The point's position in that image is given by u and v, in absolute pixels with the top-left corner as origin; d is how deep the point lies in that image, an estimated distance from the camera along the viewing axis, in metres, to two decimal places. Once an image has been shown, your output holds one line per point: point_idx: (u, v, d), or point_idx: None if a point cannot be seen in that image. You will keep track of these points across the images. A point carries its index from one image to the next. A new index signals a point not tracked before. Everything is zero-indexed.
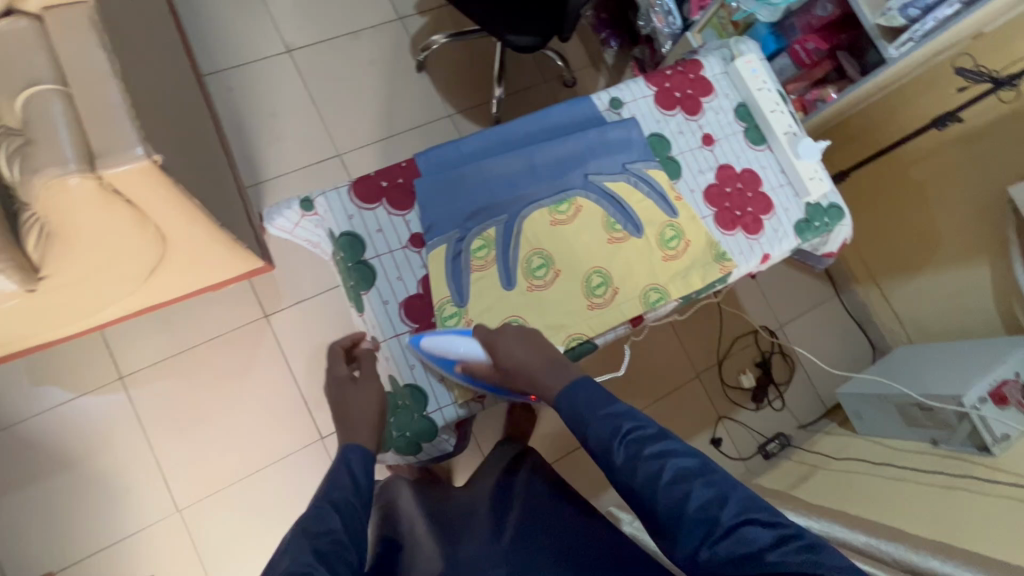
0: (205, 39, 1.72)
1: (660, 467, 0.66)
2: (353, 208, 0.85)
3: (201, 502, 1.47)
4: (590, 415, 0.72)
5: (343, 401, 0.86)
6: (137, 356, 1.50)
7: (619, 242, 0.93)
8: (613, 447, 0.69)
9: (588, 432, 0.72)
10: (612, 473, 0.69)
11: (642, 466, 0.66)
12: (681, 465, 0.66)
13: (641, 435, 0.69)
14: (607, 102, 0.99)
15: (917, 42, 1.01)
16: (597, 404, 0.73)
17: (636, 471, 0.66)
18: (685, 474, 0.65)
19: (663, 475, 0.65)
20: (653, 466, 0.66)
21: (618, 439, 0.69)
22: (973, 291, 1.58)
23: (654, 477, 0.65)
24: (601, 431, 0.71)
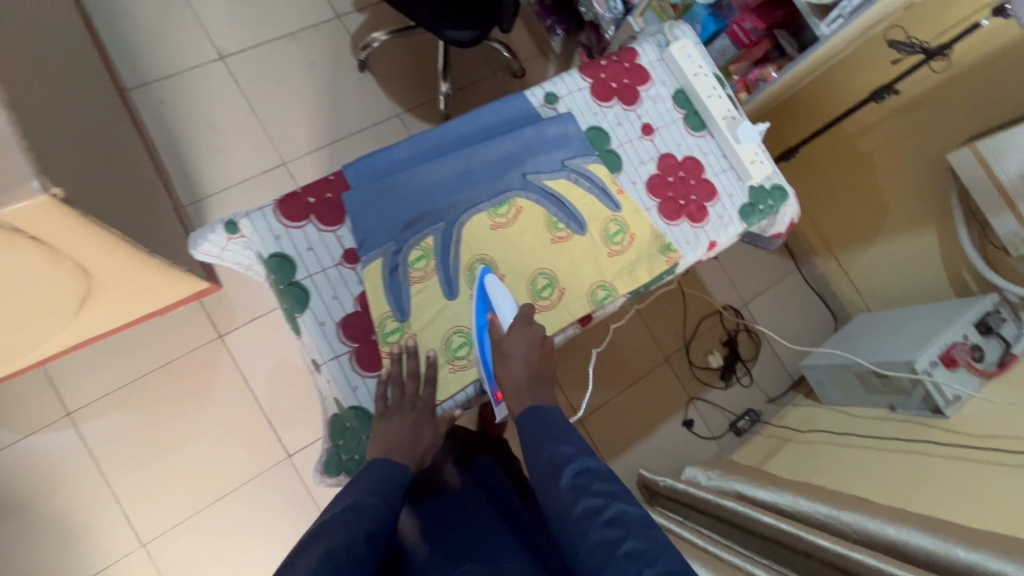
0: (130, 50, 1.63)
1: (601, 505, 0.63)
2: (280, 228, 0.81)
3: (167, 533, 1.42)
4: (547, 434, 0.72)
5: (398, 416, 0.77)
6: (85, 389, 1.44)
7: (563, 241, 0.91)
8: (560, 470, 0.67)
9: (541, 446, 0.71)
10: (551, 496, 0.67)
11: (584, 500, 0.64)
12: (623, 509, 0.63)
13: (591, 469, 0.67)
14: (542, 98, 0.97)
15: (847, 18, 1.01)
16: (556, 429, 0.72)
17: (576, 503, 0.64)
18: (624, 520, 0.62)
19: (602, 514, 0.63)
20: (595, 501, 0.64)
21: (568, 462, 0.68)
22: (924, 256, 1.62)
23: (592, 510, 0.63)
24: (554, 454, 0.69)
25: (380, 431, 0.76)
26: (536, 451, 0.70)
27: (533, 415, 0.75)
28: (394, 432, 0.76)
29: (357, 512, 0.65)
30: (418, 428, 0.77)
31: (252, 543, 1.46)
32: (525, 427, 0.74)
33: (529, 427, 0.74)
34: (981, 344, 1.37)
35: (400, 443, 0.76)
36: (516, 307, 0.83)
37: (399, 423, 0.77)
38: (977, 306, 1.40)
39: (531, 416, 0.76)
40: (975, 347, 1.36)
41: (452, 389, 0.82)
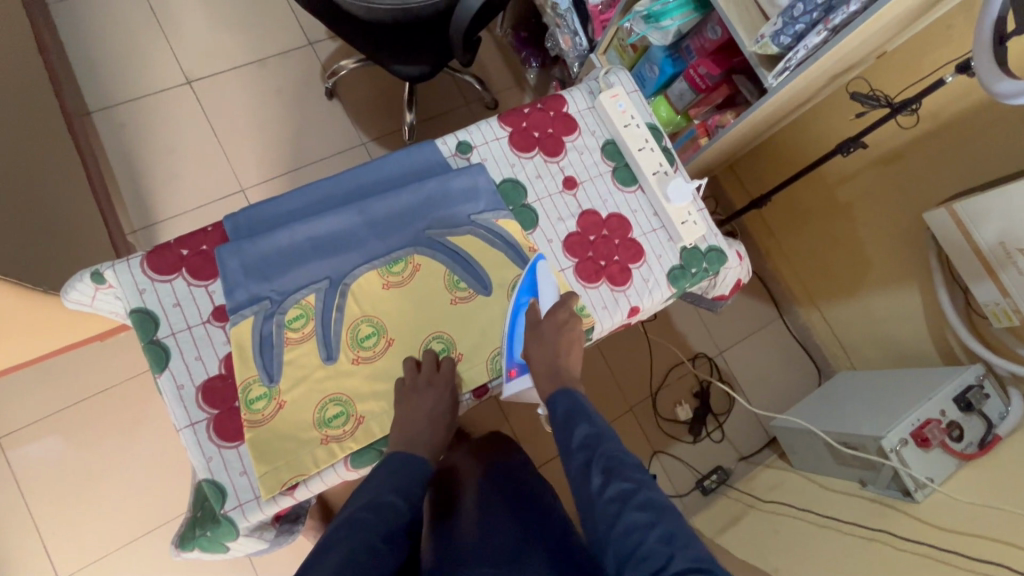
0: (98, 74, 1.64)
1: (633, 488, 0.63)
2: (145, 282, 0.76)
3: (88, 567, 1.37)
4: (579, 418, 0.73)
5: (410, 406, 0.77)
6: (15, 415, 1.41)
7: (463, 301, 0.84)
8: (591, 456, 0.68)
9: (574, 433, 0.72)
10: (586, 489, 0.67)
11: (614, 485, 0.64)
12: (656, 502, 0.62)
13: (626, 465, 0.66)
14: (455, 147, 0.91)
15: (793, 71, 0.93)
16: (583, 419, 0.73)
17: (607, 487, 0.64)
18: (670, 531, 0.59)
19: (633, 498, 0.62)
20: (627, 485, 0.64)
21: (595, 449, 0.69)
22: (909, 316, 1.50)
23: (625, 494, 0.63)
24: (586, 436, 0.71)
25: (403, 413, 0.77)
26: (570, 434, 0.72)
27: (566, 399, 0.76)
28: (413, 415, 0.76)
29: (376, 510, 0.66)
30: (436, 407, 0.77)
31: None
32: (559, 411, 0.76)
33: (563, 411, 0.75)
34: (959, 421, 1.24)
35: (418, 436, 0.76)
36: (557, 296, 0.86)
37: (419, 404, 0.77)
38: (958, 378, 1.26)
39: (562, 401, 0.76)
40: (953, 425, 1.24)
41: (321, 462, 0.75)
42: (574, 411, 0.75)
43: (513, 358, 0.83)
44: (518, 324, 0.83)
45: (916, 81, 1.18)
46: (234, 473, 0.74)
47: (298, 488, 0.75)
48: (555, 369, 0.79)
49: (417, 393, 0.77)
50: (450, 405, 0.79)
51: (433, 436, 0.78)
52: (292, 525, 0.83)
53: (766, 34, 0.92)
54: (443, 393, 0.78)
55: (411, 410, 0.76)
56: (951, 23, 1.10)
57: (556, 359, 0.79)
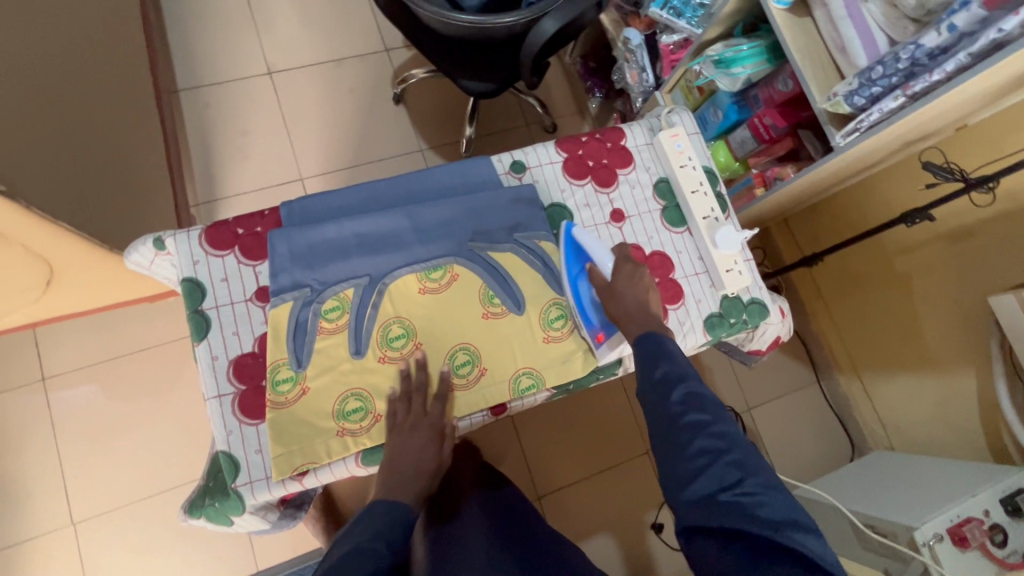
0: (191, 56, 1.77)
1: (709, 420, 0.69)
2: (200, 254, 0.80)
3: (99, 517, 1.42)
4: (665, 359, 0.75)
5: (394, 449, 0.77)
6: (64, 359, 1.49)
7: (494, 317, 0.85)
8: (673, 388, 0.72)
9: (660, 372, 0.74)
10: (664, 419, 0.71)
11: (698, 426, 0.68)
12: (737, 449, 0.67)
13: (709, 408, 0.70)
14: (509, 165, 0.93)
15: (863, 133, 0.91)
16: (663, 362, 0.74)
17: (685, 414, 0.70)
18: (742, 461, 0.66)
19: (708, 427, 0.68)
20: (704, 417, 0.69)
21: (679, 383, 0.72)
22: (960, 402, 1.41)
23: (700, 423, 0.69)
24: (669, 372, 0.73)
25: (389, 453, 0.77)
26: (653, 368, 0.74)
27: (651, 346, 0.76)
28: (400, 455, 0.76)
29: None
30: (423, 451, 0.77)
31: (175, 547, 1.43)
32: (644, 352, 0.76)
33: (648, 351, 0.76)
34: (1004, 524, 1.15)
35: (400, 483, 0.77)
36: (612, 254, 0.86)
37: (406, 447, 0.77)
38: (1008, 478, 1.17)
39: (650, 343, 0.76)
40: (996, 528, 1.14)
41: (335, 453, 0.76)
42: (657, 352, 0.75)
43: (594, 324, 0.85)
44: (582, 292, 0.85)
45: (993, 160, 1.13)
46: (250, 450, 0.76)
47: (307, 475, 0.76)
48: (640, 320, 0.79)
49: (402, 435, 0.77)
50: (437, 444, 0.78)
51: (415, 482, 0.78)
52: (296, 510, 0.84)
53: (840, 92, 0.90)
54: (431, 433, 0.78)
55: (395, 453, 0.76)
56: None
57: (643, 307, 0.80)
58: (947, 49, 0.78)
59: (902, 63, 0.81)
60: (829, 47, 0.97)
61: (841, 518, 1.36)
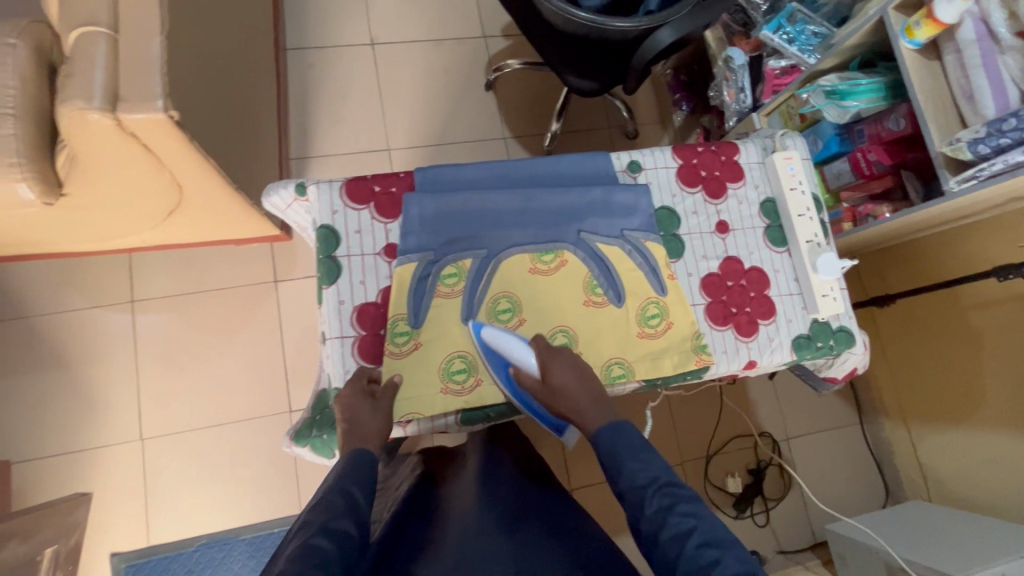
0: (303, 18, 1.85)
1: (690, 526, 0.62)
2: (339, 205, 0.86)
3: (165, 436, 1.51)
4: (627, 456, 0.72)
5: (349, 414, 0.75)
6: (152, 285, 1.59)
7: (596, 306, 0.89)
8: (646, 494, 0.67)
9: (622, 472, 0.70)
10: (638, 521, 0.66)
11: (671, 521, 0.63)
12: (714, 533, 0.62)
13: (676, 491, 0.66)
14: (626, 164, 0.96)
15: (980, 182, 0.92)
16: (629, 458, 0.72)
17: (665, 525, 0.63)
18: (717, 540, 0.61)
19: (692, 536, 0.61)
20: (683, 523, 0.63)
21: (653, 487, 0.67)
22: (1013, 465, 1.40)
23: (683, 531, 0.62)
24: (637, 477, 0.69)
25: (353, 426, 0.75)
26: (620, 479, 0.70)
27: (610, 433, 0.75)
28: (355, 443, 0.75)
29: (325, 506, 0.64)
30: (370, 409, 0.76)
31: (229, 476, 1.52)
32: (604, 444, 0.75)
33: (607, 447, 0.74)
34: None
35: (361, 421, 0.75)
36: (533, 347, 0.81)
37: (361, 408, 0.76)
38: None
39: (607, 437, 0.75)
40: None
41: (437, 408, 0.82)
42: (622, 450, 0.73)
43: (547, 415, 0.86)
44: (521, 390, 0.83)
45: None
46: None
47: (410, 424, 0.84)
48: (594, 413, 0.78)
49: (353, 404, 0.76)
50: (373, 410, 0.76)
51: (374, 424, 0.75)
52: None
53: (964, 138, 0.91)
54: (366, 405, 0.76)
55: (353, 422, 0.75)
56: None
57: (586, 381, 0.80)
58: None
59: None
60: (955, 93, 0.98)
61: (875, 558, 1.37)
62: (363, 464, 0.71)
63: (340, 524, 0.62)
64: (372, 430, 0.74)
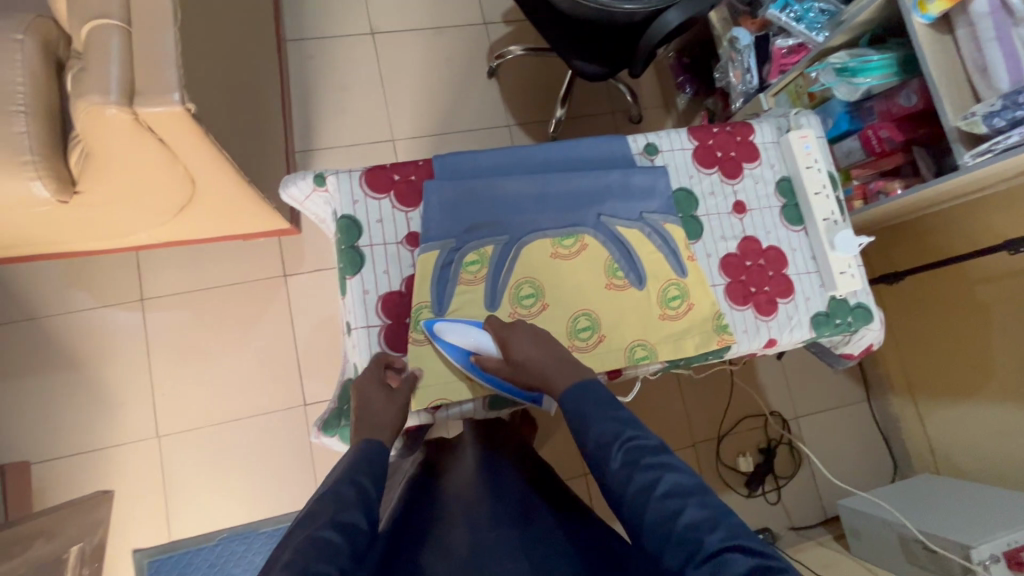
0: (301, 8, 1.82)
1: (654, 478, 0.60)
2: (359, 194, 0.86)
3: (182, 433, 1.52)
4: (592, 412, 0.67)
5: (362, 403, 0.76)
6: (161, 283, 1.58)
7: (617, 289, 0.89)
8: (610, 449, 0.63)
9: (590, 430, 0.66)
10: (606, 477, 0.63)
11: (637, 477, 0.60)
12: (679, 481, 0.60)
13: (641, 444, 0.63)
14: (642, 146, 0.96)
15: (995, 155, 0.92)
16: (601, 410, 0.67)
17: (630, 478, 0.61)
18: (681, 489, 0.59)
19: (658, 488, 0.59)
20: (648, 476, 0.60)
21: (617, 442, 0.63)
22: (1022, 436, 1.42)
23: (648, 486, 0.60)
24: (602, 433, 0.65)
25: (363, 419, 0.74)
26: (585, 436, 0.66)
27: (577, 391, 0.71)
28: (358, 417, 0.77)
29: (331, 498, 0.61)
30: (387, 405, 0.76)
31: (247, 470, 1.52)
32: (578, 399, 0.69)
33: (572, 406, 0.70)
34: None
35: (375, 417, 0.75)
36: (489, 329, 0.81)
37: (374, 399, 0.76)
38: None
39: (574, 395, 0.70)
40: None
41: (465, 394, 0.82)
42: (591, 404, 0.68)
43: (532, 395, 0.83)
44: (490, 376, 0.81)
45: None
46: None
47: (438, 409, 0.84)
48: (557, 375, 0.74)
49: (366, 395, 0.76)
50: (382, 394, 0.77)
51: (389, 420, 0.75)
52: None
53: (979, 112, 0.92)
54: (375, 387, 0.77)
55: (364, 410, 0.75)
56: None
57: (553, 350, 0.77)
58: None
59: None
60: (968, 67, 0.99)
61: (888, 531, 1.39)
62: (374, 456, 0.69)
63: (350, 516, 0.59)
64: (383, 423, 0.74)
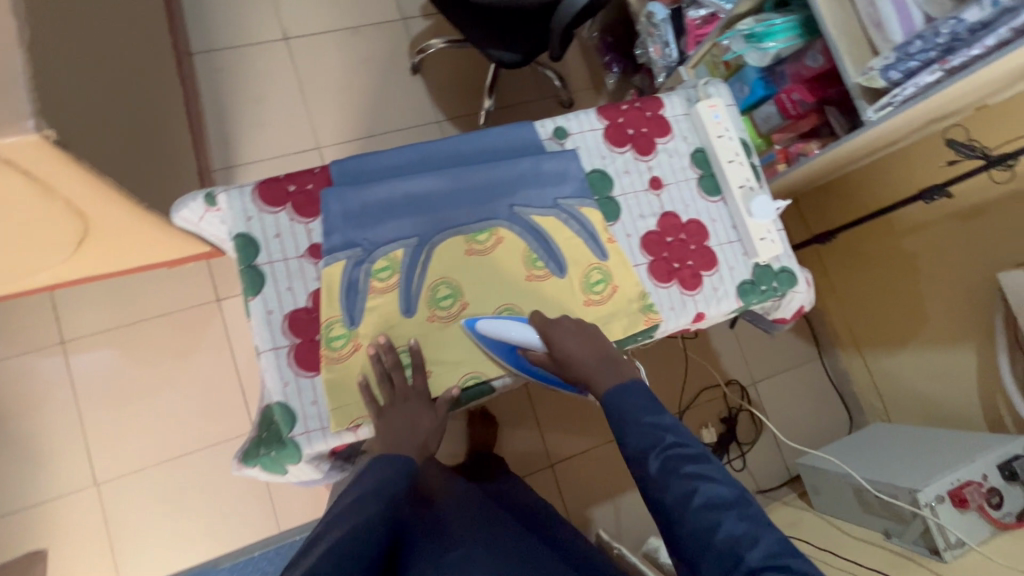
0: (205, 18, 1.73)
1: (692, 490, 0.68)
2: (253, 210, 0.81)
3: (122, 477, 1.44)
4: (632, 421, 0.74)
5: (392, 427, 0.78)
6: (83, 322, 1.49)
7: (538, 280, 0.87)
8: (651, 456, 0.72)
9: (626, 435, 0.74)
10: (648, 486, 0.71)
11: (676, 488, 0.69)
12: (717, 495, 0.68)
13: (683, 454, 0.71)
14: (551, 131, 0.94)
15: (897, 107, 0.93)
16: (645, 412, 0.75)
17: (669, 490, 0.69)
18: (719, 502, 0.68)
19: (695, 499, 0.68)
20: (685, 487, 0.69)
21: (660, 451, 0.72)
22: (959, 377, 1.47)
23: (688, 497, 0.68)
24: (641, 441, 0.73)
25: (390, 429, 0.78)
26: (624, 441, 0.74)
27: (620, 398, 0.77)
28: (392, 428, 0.78)
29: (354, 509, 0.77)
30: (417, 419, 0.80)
31: (198, 507, 1.46)
32: (619, 407, 0.76)
33: (614, 409, 0.77)
34: (1001, 488, 1.22)
35: (402, 435, 0.79)
36: (533, 328, 0.81)
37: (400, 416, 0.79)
38: (1006, 445, 1.24)
39: (616, 400, 0.77)
40: (993, 491, 1.22)
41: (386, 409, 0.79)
42: (631, 411, 0.75)
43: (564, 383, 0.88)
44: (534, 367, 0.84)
45: (1016, 136, 1.16)
46: (306, 401, 0.78)
47: (361, 427, 0.79)
48: (606, 375, 0.79)
49: (398, 411, 0.79)
50: (431, 410, 0.81)
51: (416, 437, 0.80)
52: (343, 463, 0.87)
53: (876, 67, 0.92)
54: (421, 398, 0.80)
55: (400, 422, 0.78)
56: None
57: (600, 358, 0.79)
58: (987, 24, 0.80)
59: (942, 38, 0.83)
60: (863, 21, 0.99)
61: (843, 483, 1.43)
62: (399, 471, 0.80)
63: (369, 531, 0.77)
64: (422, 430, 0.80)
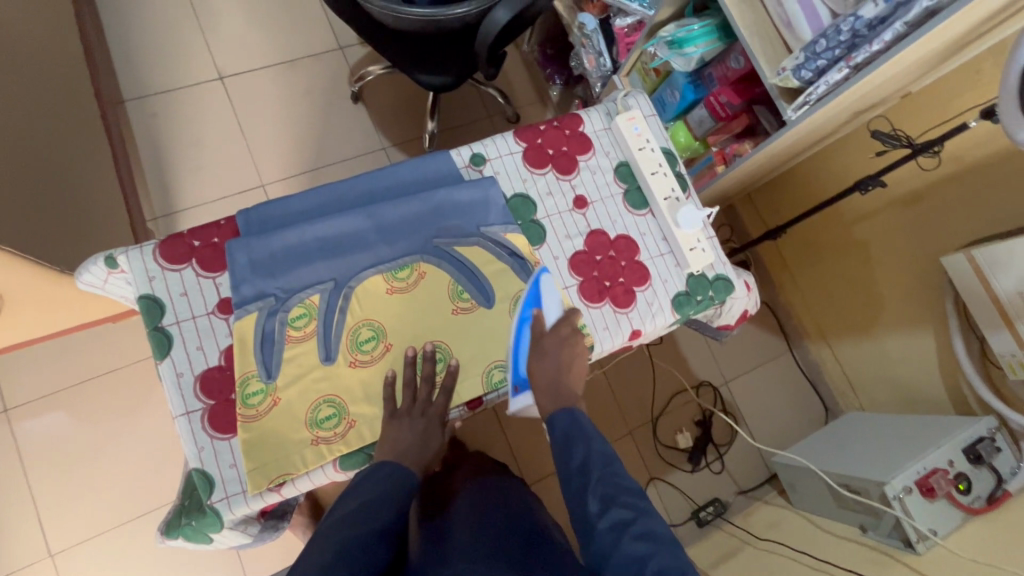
0: (136, 65, 1.70)
1: (631, 518, 0.65)
2: (155, 269, 0.78)
3: (78, 545, 1.38)
4: (580, 444, 0.73)
5: (398, 438, 0.77)
6: (26, 388, 1.44)
7: (464, 312, 0.84)
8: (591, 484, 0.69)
9: (575, 456, 0.72)
10: (586, 521, 0.67)
11: (613, 513, 0.66)
12: (653, 528, 0.64)
13: (620, 485, 0.68)
14: (468, 158, 0.92)
15: (812, 106, 0.93)
16: (592, 439, 0.73)
17: (603, 516, 0.66)
18: (654, 536, 0.64)
19: (631, 528, 0.64)
20: (626, 514, 0.65)
21: (599, 477, 0.69)
22: (921, 360, 1.46)
23: (621, 523, 0.65)
24: (587, 463, 0.71)
25: (390, 435, 0.77)
26: (569, 458, 0.72)
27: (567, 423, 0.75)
28: (403, 438, 0.77)
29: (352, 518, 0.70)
30: (423, 438, 0.78)
31: (160, 567, 1.40)
32: (559, 432, 0.75)
33: (563, 430, 0.75)
34: (968, 473, 1.21)
35: (408, 449, 0.77)
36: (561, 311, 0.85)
37: (408, 426, 0.78)
38: (970, 428, 1.23)
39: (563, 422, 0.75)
40: (961, 476, 1.20)
41: (311, 463, 0.75)
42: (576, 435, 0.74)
43: (519, 377, 0.81)
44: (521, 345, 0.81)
45: (939, 123, 1.18)
46: (223, 464, 0.74)
47: (285, 485, 0.76)
48: (557, 394, 0.78)
49: (399, 420, 0.78)
50: (442, 436, 0.81)
51: (422, 451, 0.78)
52: (276, 524, 0.85)
53: (788, 67, 0.91)
54: (439, 423, 0.80)
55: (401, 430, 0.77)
56: (980, 67, 1.10)
57: (561, 380, 0.78)
58: (885, 20, 0.81)
59: (844, 35, 0.84)
60: (775, 21, 0.99)
61: (816, 480, 1.41)
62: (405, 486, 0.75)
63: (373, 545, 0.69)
64: (418, 454, 0.77)
